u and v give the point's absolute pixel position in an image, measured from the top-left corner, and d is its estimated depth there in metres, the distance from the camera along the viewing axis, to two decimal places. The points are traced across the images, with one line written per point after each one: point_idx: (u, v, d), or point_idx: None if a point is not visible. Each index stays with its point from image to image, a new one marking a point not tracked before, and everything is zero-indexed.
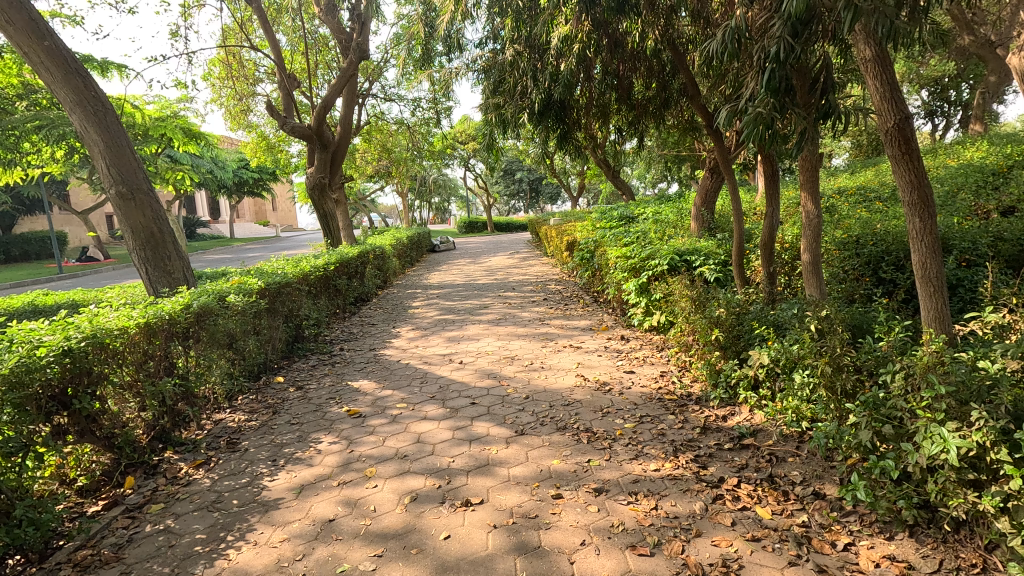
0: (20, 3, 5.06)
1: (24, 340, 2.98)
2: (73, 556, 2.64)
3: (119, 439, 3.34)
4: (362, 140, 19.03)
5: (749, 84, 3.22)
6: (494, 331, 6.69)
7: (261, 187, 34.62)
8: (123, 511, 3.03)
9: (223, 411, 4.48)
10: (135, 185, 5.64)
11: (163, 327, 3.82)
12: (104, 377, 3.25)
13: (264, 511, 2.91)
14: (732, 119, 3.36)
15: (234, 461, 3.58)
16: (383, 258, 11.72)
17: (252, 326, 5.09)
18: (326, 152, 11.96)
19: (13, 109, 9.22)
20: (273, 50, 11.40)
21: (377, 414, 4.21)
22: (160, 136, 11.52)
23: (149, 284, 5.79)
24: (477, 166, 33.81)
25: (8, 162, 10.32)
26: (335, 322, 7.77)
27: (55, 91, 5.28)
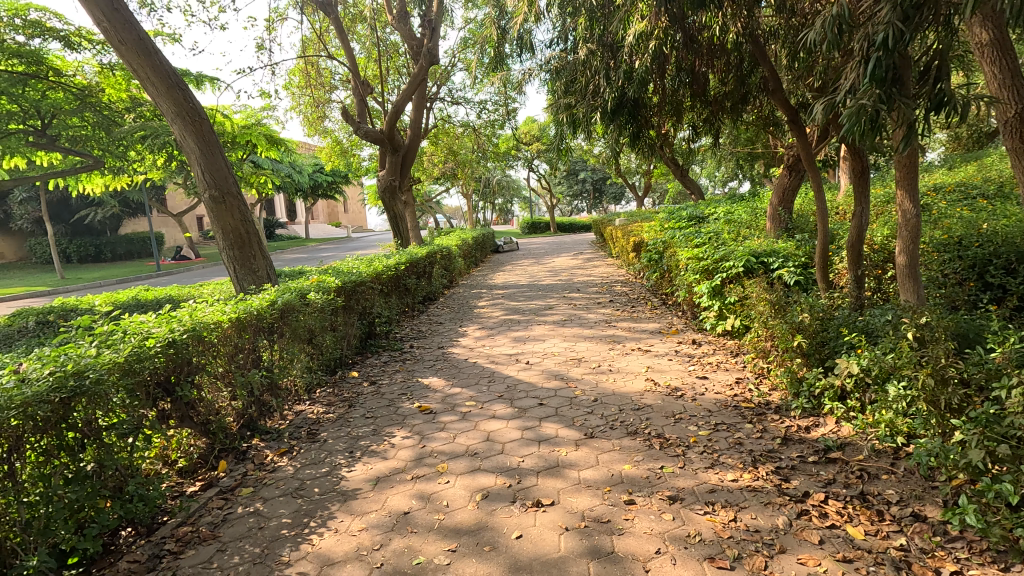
0: (131, 23, 5.52)
1: (135, 331, 3.27)
2: (175, 531, 2.86)
3: (214, 426, 3.58)
4: (429, 142, 19.51)
5: (848, 74, 3.02)
6: (560, 332, 6.67)
7: (335, 190, 36.31)
8: (217, 492, 3.26)
9: (303, 403, 4.72)
10: (226, 189, 6.06)
11: (252, 321, 4.08)
12: (202, 366, 3.51)
13: (343, 500, 3.04)
14: (831, 112, 3.21)
15: (314, 451, 3.77)
16: (449, 258, 11.96)
17: (330, 323, 5.34)
18: (397, 156, 12.35)
19: (123, 121, 10.14)
20: (348, 58, 11.89)
21: (447, 411, 4.30)
22: (247, 143, 12.31)
23: (236, 281, 6.20)
24: (540, 167, 33.88)
25: (118, 169, 11.36)
26: (405, 320, 8.01)
27: (159, 105, 5.75)
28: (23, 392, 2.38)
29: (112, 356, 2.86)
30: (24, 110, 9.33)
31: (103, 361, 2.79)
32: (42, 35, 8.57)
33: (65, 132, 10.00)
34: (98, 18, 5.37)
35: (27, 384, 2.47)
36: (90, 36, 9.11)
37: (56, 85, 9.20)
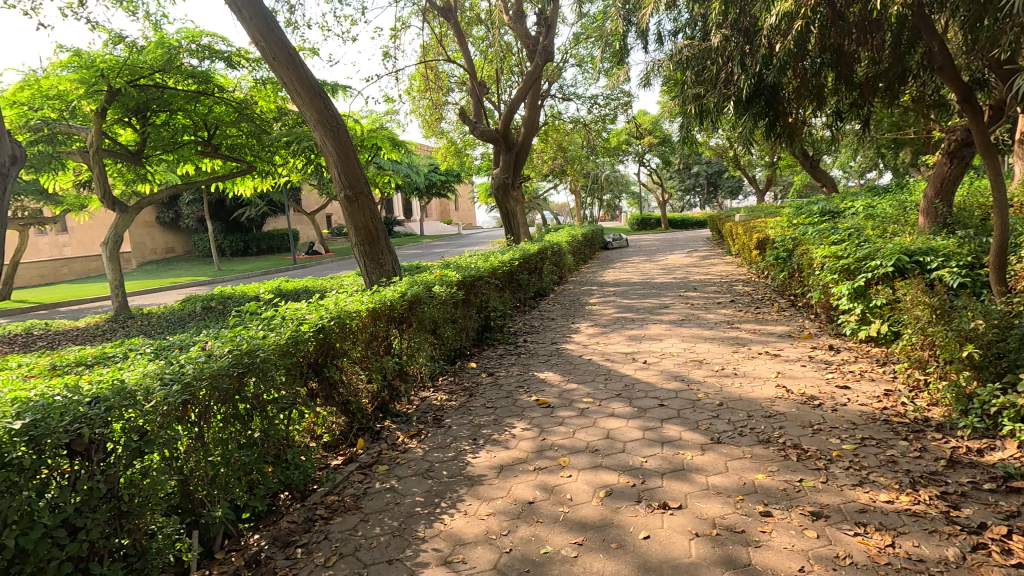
0: (282, 40, 6.12)
1: (292, 317, 3.66)
2: (324, 499, 3.15)
3: (353, 406, 3.90)
4: (539, 140, 19.70)
5: None
6: (677, 332, 6.44)
7: (448, 189, 37.88)
8: (357, 467, 3.55)
9: (427, 390, 4.99)
10: (359, 189, 6.57)
11: (385, 311, 4.39)
12: (344, 352, 3.84)
13: (470, 485, 3.18)
14: None
15: (440, 436, 3.98)
16: (559, 255, 12.02)
17: (451, 315, 5.61)
18: (510, 154, 12.61)
19: (272, 129, 11.34)
20: (465, 60, 12.34)
21: (565, 406, 4.33)
22: (372, 146, 13.22)
23: (365, 274, 6.71)
24: (650, 162, 32.83)
25: (267, 173, 12.80)
26: (517, 315, 8.17)
27: (303, 113, 6.35)
28: (210, 366, 2.73)
29: (275, 339, 3.20)
30: (195, 123, 10.78)
31: (269, 343, 3.14)
32: (211, 57, 9.83)
33: (226, 140, 11.45)
34: (255, 38, 6.01)
35: (212, 360, 2.84)
36: (247, 55, 10.29)
37: (219, 100, 10.46)
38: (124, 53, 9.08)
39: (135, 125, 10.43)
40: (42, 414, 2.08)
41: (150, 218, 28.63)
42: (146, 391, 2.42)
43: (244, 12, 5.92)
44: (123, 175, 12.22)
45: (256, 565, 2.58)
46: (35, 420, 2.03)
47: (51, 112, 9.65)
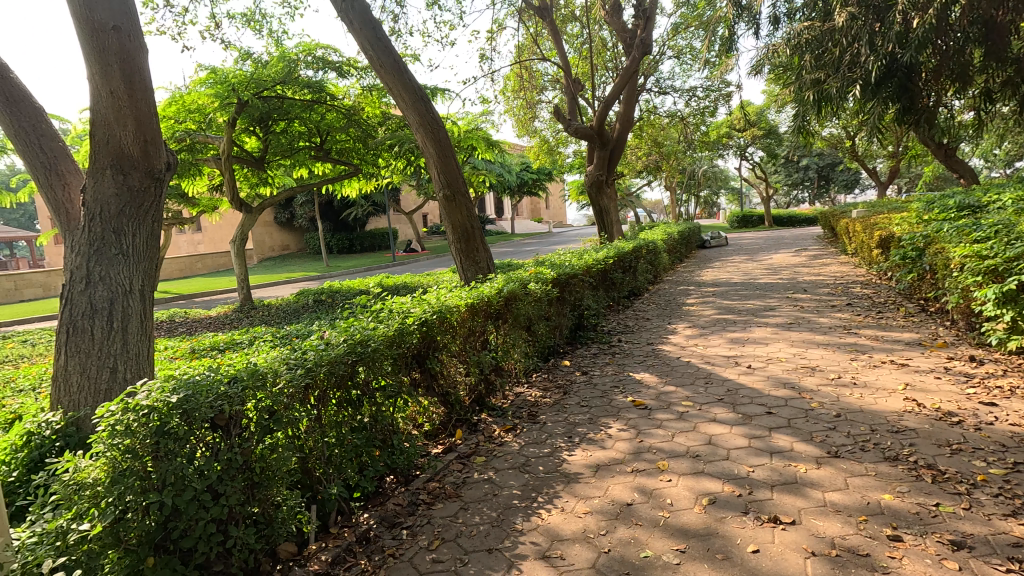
0: (388, 48, 6.44)
1: (398, 310, 3.85)
2: (427, 485, 3.28)
3: (452, 398, 4.02)
4: (633, 136, 19.26)
5: None
6: (784, 336, 6.02)
7: (540, 188, 38.09)
8: (456, 456, 3.67)
9: (522, 386, 5.05)
10: (457, 189, 6.79)
11: (483, 306, 4.50)
12: (445, 345, 3.97)
13: (567, 481, 3.18)
14: None
15: (536, 431, 4.01)
16: (654, 253, 11.67)
17: (546, 312, 5.63)
18: (605, 151, 12.43)
19: (376, 133, 12.02)
20: (560, 58, 12.32)
21: (662, 408, 4.20)
22: (468, 147, 13.58)
23: (461, 271, 6.92)
24: (753, 155, 31.00)
25: (372, 175, 13.59)
26: (610, 315, 8.04)
27: (407, 117, 6.66)
28: (328, 353, 2.94)
29: (384, 329, 3.38)
30: (309, 130, 11.68)
31: (378, 333, 3.32)
32: (324, 68, 10.58)
33: (336, 145, 12.31)
34: (364, 47, 6.37)
35: (330, 347, 3.05)
36: (356, 64, 10.96)
37: (331, 107, 11.21)
38: (251, 68, 9.99)
39: (259, 133, 11.48)
40: (192, 390, 2.33)
41: (269, 219, 31.44)
42: (275, 374, 2.64)
43: (355, 23, 6.29)
44: (249, 179, 13.51)
45: (367, 542, 2.74)
46: (186, 395, 2.28)
47: (193, 124, 10.85)
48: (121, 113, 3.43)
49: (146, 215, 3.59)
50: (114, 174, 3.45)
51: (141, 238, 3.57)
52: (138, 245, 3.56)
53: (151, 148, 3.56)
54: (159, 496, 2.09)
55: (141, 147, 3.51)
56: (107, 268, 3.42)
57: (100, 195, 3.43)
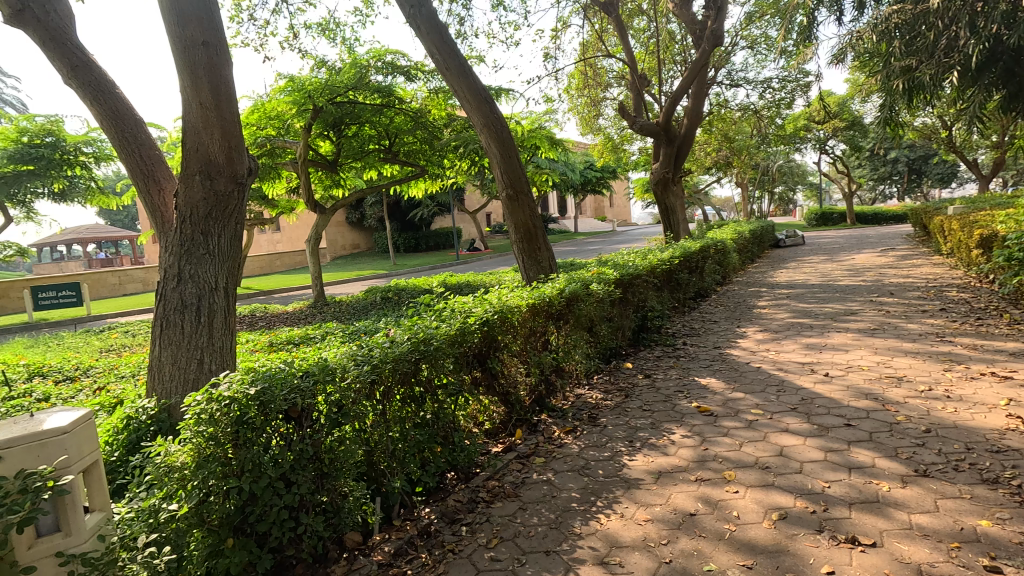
0: (454, 50, 6.55)
1: (461, 310, 3.91)
2: (486, 483, 3.32)
3: (512, 397, 4.03)
4: (702, 131, 18.61)
5: None
6: (867, 343, 5.62)
7: (604, 186, 37.56)
8: (516, 456, 3.68)
9: (582, 387, 5.01)
10: (519, 188, 6.82)
11: (544, 307, 4.48)
12: (506, 345, 4.00)
13: (627, 487, 3.12)
14: None
15: (596, 434, 3.97)
16: (723, 253, 11.23)
17: (608, 313, 5.55)
18: (672, 147, 12.08)
19: (441, 134, 12.29)
20: (626, 54, 12.08)
21: (730, 415, 4.04)
22: (532, 146, 13.60)
23: (523, 270, 6.94)
24: (834, 148, 29.10)
25: (437, 175, 13.90)
26: (675, 317, 7.81)
27: (471, 118, 6.76)
28: (393, 351, 3.03)
29: (446, 329, 3.44)
30: (378, 132, 12.10)
31: (441, 332, 3.38)
32: (393, 73, 10.92)
33: (404, 148, 12.68)
34: (431, 51, 6.51)
35: (395, 345, 3.14)
36: (423, 67, 11.25)
37: (399, 111, 11.56)
38: (326, 75, 10.45)
39: (333, 137, 12.01)
40: (268, 382, 2.47)
41: (342, 219, 32.89)
42: (343, 369, 2.75)
43: (423, 28, 6.43)
44: (323, 182, 14.18)
45: (427, 536, 2.80)
46: (263, 387, 2.42)
47: (273, 130, 11.52)
48: (208, 122, 3.68)
49: (230, 218, 3.85)
50: (202, 179, 3.71)
51: (226, 239, 3.83)
52: (223, 246, 3.82)
53: (235, 154, 3.80)
54: (238, 482, 2.24)
55: (226, 153, 3.75)
56: (196, 266, 3.70)
57: (190, 199, 3.71)
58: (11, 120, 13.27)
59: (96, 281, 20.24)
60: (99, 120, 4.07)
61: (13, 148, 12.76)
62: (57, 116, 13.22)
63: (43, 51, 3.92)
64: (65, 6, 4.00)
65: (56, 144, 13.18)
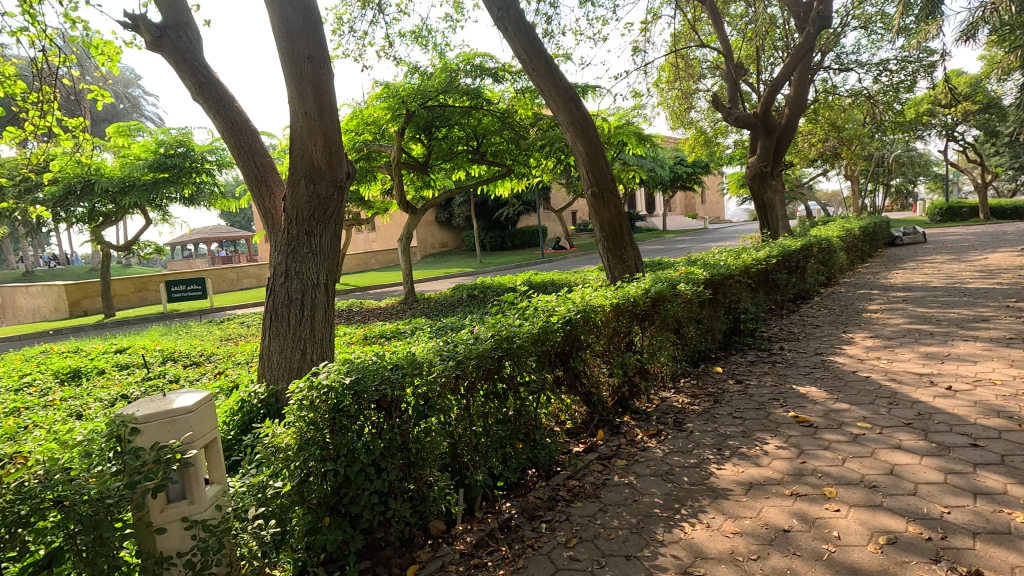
0: (540, 49, 6.57)
1: (544, 308, 3.92)
2: (567, 482, 3.31)
3: (595, 398, 3.99)
4: (806, 121, 17.33)
5: None
6: (1001, 354, 4.97)
7: (696, 182, 36.02)
8: (598, 457, 3.64)
9: (668, 391, 4.85)
10: (605, 186, 6.73)
11: (629, 307, 4.39)
12: (589, 345, 3.96)
13: (714, 497, 2.99)
14: None
15: (682, 439, 3.84)
16: (828, 251, 10.39)
17: (696, 314, 5.33)
18: (770, 139, 11.34)
19: (528, 134, 12.39)
20: (721, 43, 11.51)
21: (831, 428, 3.74)
22: (619, 142, 13.33)
23: (608, 269, 6.83)
24: (965, 134, 25.93)
25: (523, 174, 14.04)
26: (772, 320, 7.35)
27: (557, 116, 6.75)
28: (477, 347, 3.11)
29: (529, 327, 3.46)
30: (466, 134, 12.41)
31: (524, 330, 3.41)
32: (481, 75, 11.17)
33: (491, 148, 12.93)
34: (518, 52, 6.58)
35: (479, 341, 3.22)
36: (510, 68, 11.40)
37: (487, 112, 11.80)
38: (418, 80, 10.86)
39: (424, 140, 12.48)
40: (362, 373, 2.63)
41: (432, 219, 34.16)
42: (430, 364, 2.87)
43: (510, 30, 6.51)
44: (415, 183, 14.80)
45: (508, 530, 2.85)
46: (357, 377, 2.58)
47: (369, 135, 12.20)
48: (312, 130, 3.96)
49: (331, 219, 4.12)
50: (306, 183, 4.00)
51: (327, 238, 4.11)
52: (325, 245, 4.11)
53: (335, 160, 4.07)
54: (334, 465, 2.41)
55: (328, 158, 4.03)
56: (301, 264, 4.01)
57: (296, 202, 4.02)
58: (151, 134, 15.07)
59: (218, 276, 22.51)
60: (221, 131, 4.51)
61: (152, 158, 14.48)
62: (188, 128, 14.83)
63: (177, 72, 4.41)
64: (193, 30, 4.47)
65: (186, 154, 14.81)
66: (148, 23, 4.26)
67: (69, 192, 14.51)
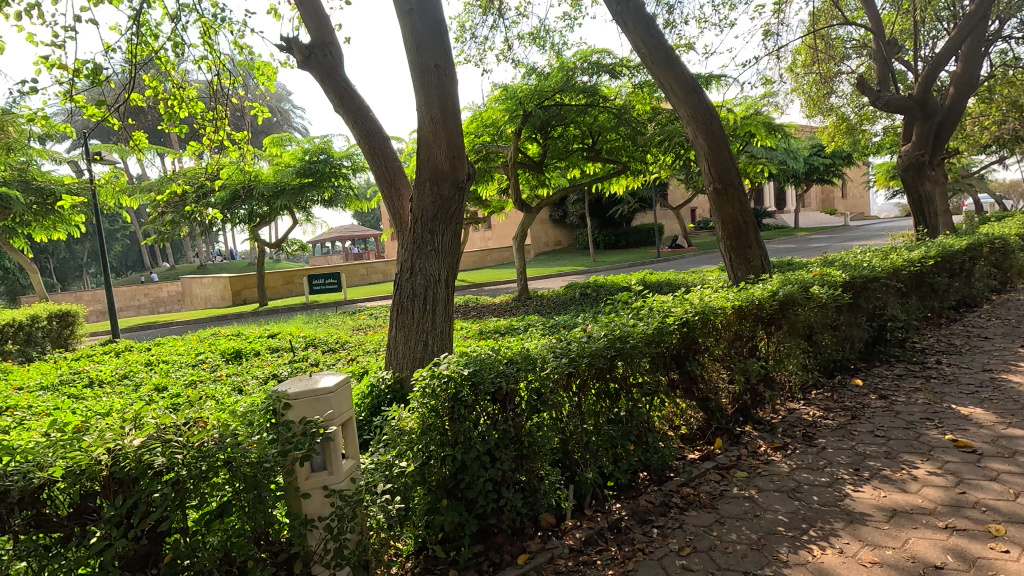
0: (661, 41, 6.35)
1: (660, 309, 3.81)
2: (680, 489, 3.20)
3: (712, 404, 3.80)
4: (978, 100, 14.97)
5: None
6: None
7: (835, 174, 32.61)
8: (714, 466, 3.47)
9: (797, 402, 4.47)
10: (729, 181, 6.36)
11: (753, 310, 4.13)
12: (707, 348, 3.77)
13: (849, 520, 2.73)
14: None
15: (812, 455, 3.54)
16: (1003, 252, 8.91)
17: (833, 320, 4.85)
18: (929, 123, 9.97)
19: (645, 129, 12.07)
20: (870, 18, 10.32)
21: (1001, 457, 3.23)
22: (745, 134, 12.50)
23: (731, 270, 6.45)
24: None
25: (639, 171, 13.71)
26: (926, 329, 6.47)
27: (677, 110, 6.50)
28: (590, 346, 3.11)
29: (643, 328, 3.38)
30: (582, 132, 12.31)
31: (638, 331, 3.34)
32: (598, 72, 11.07)
33: (606, 145, 12.77)
34: (638, 46, 6.41)
35: (591, 340, 3.22)
36: (628, 63, 11.18)
37: (604, 109, 11.66)
38: (535, 81, 11.02)
39: (539, 140, 12.58)
40: (479, 366, 2.76)
41: (546, 217, 34.50)
42: (543, 360, 2.92)
43: (629, 24, 6.36)
44: (530, 182, 15.05)
45: (618, 531, 2.83)
46: (475, 369, 2.72)
47: (488, 137, 12.65)
48: (437, 134, 4.21)
49: (452, 218, 4.34)
50: (431, 185, 4.26)
51: (449, 237, 4.35)
52: (447, 243, 4.35)
53: (457, 162, 4.28)
54: (452, 451, 2.56)
55: (450, 161, 4.25)
56: (424, 261, 4.28)
57: (421, 203, 4.29)
58: (298, 143, 16.87)
59: (351, 271, 24.62)
60: (358, 138, 4.95)
61: (299, 165, 16.22)
62: (328, 137, 16.40)
63: (322, 87, 4.90)
64: (336, 48, 4.94)
65: (327, 160, 16.42)
66: (299, 44, 4.78)
67: (234, 196, 16.90)
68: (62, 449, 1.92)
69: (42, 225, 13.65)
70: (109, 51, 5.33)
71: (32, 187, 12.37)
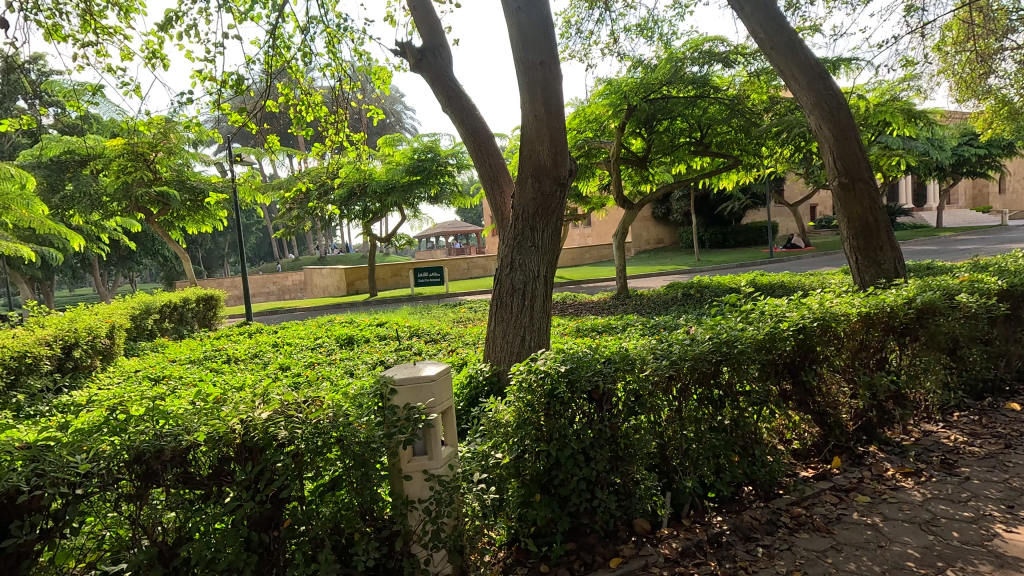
0: (782, 25, 5.88)
1: (773, 312, 3.54)
2: (791, 508, 2.96)
3: (831, 419, 3.46)
4: None
5: None
6: None
7: (991, 166, 28.42)
8: (831, 487, 3.17)
9: (934, 424, 3.97)
10: (858, 175, 5.77)
11: (883, 318, 3.71)
12: (826, 357, 3.44)
13: (999, 564, 2.39)
14: None
15: (951, 485, 3.12)
16: None
17: (984, 334, 4.23)
18: None
19: (761, 120, 11.32)
20: None
21: None
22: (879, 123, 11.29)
23: (856, 273, 5.85)
24: None
25: (751, 165, 12.90)
26: None
27: (799, 98, 6.00)
28: (693, 348, 2.96)
29: (754, 332, 3.16)
30: (690, 125, 11.75)
31: (747, 335, 3.12)
32: (708, 61, 10.55)
33: (716, 138, 12.13)
34: (756, 31, 5.98)
35: (695, 343, 3.07)
36: (744, 50, 10.53)
37: (715, 100, 11.08)
38: (641, 74, 10.72)
39: (644, 135, 12.19)
40: (576, 364, 2.74)
41: (648, 214, 33.52)
42: (642, 361, 2.83)
43: (747, 8, 5.95)
44: (632, 179, 14.71)
45: (718, 545, 2.68)
46: (571, 367, 2.70)
47: (591, 133, 12.55)
48: (541, 132, 4.22)
49: (553, 215, 4.34)
50: (533, 181, 4.28)
51: (549, 233, 4.35)
52: (547, 239, 4.35)
53: (560, 158, 4.25)
54: (548, 447, 2.56)
55: (553, 157, 4.24)
56: (524, 256, 4.32)
57: (523, 199, 4.33)
58: (408, 143, 17.78)
59: (453, 266, 25.54)
60: (463, 137, 5.10)
61: (409, 163, 17.11)
62: (436, 137, 17.13)
63: (432, 88, 5.10)
64: (446, 51, 5.12)
65: (434, 158, 17.18)
66: (412, 48, 5.01)
67: (351, 194, 18.17)
68: (206, 417, 2.17)
69: (194, 219, 15.56)
70: (251, 63, 5.91)
71: (187, 186, 14.11)
